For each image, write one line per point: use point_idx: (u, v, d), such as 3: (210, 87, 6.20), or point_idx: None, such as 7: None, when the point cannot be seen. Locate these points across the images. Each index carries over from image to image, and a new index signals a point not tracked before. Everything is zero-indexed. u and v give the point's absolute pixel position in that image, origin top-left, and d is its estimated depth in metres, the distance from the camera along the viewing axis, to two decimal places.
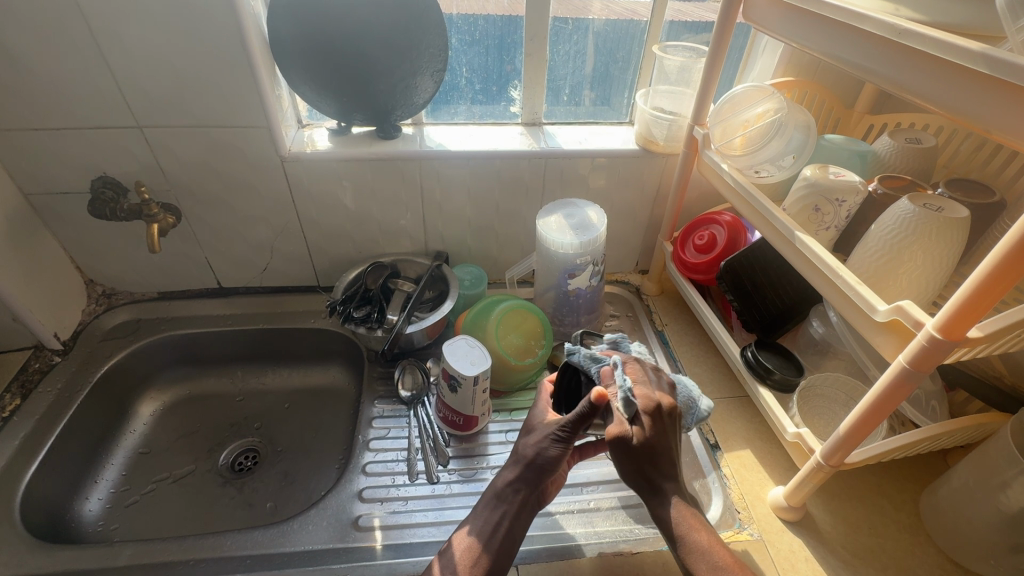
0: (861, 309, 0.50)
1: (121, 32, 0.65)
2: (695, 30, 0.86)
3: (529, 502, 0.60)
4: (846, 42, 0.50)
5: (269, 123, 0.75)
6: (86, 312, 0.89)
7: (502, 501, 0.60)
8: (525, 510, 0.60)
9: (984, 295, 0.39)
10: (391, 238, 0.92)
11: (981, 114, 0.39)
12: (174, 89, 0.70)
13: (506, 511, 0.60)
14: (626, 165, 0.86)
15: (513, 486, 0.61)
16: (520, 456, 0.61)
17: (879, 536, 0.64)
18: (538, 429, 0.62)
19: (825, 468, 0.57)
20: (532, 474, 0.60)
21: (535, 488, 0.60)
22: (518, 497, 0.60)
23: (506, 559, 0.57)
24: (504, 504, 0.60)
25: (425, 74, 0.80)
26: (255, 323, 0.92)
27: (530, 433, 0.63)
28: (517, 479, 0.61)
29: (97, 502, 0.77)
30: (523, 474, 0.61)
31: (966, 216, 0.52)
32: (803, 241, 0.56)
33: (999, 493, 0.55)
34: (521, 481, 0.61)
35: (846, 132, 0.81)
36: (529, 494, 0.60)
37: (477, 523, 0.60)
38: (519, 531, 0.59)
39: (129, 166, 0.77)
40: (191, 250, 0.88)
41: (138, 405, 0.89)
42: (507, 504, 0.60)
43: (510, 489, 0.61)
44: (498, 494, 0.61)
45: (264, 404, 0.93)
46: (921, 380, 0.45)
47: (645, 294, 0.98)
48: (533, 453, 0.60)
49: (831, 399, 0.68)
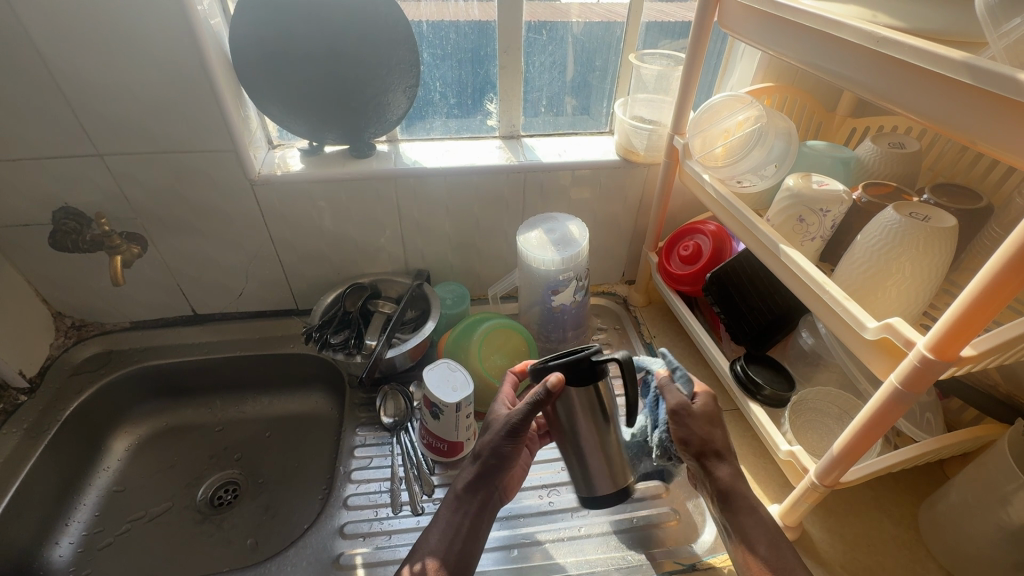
0: (850, 326, 0.48)
1: (74, 58, 0.62)
2: (673, 36, 0.85)
3: (489, 502, 0.59)
4: (823, 50, 0.48)
5: (235, 145, 0.72)
6: (55, 346, 0.86)
7: (463, 503, 0.58)
8: (486, 509, 0.58)
9: (975, 315, 0.37)
10: (369, 258, 0.89)
11: (964, 125, 0.37)
12: (135, 115, 0.68)
13: (466, 514, 0.57)
14: (607, 177, 0.84)
15: (472, 486, 0.58)
16: (477, 455, 0.59)
17: (878, 554, 0.62)
18: (493, 425, 0.60)
19: (819, 488, 0.55)
20: (489, 473, 0.58)
21: (492, 488, 0.58)
22: (477, 498, 0.58)
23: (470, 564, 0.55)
24: (464, 506, 0.57)
25: (397, 90, 0.77)
26: (232, 350, 0.89)
27: (486, 429, 0.60)
28: (476, 479, 0.58)
29: (68, 546, 0.74)
30: (482, 472, 0.58)
31: (953, 225, 0.51)
32: (788, 254, 0.54)
33: (999, 509, 0.53)
34: (481, 480, 0.58)
35: (829, 136, 0.80)
36: (487, 493, 0.58)
37: (437, 530, 0.56)
38: (480, 532, 0.57)
39: (92, 195, 0.74)
40: (163, 277, 0.85)
41: (112, 440, 0.85)
42: (467, 505, 0.57)
43: (468, 490, 0.58)
44: (459, 496, 0.58)
45: (244, 434, 0.89)
46: (914, 400, 0.43)
47: (633, 305, 0.96)
48: (487, 452, 0.58)
49: (824, 413, 0.66)
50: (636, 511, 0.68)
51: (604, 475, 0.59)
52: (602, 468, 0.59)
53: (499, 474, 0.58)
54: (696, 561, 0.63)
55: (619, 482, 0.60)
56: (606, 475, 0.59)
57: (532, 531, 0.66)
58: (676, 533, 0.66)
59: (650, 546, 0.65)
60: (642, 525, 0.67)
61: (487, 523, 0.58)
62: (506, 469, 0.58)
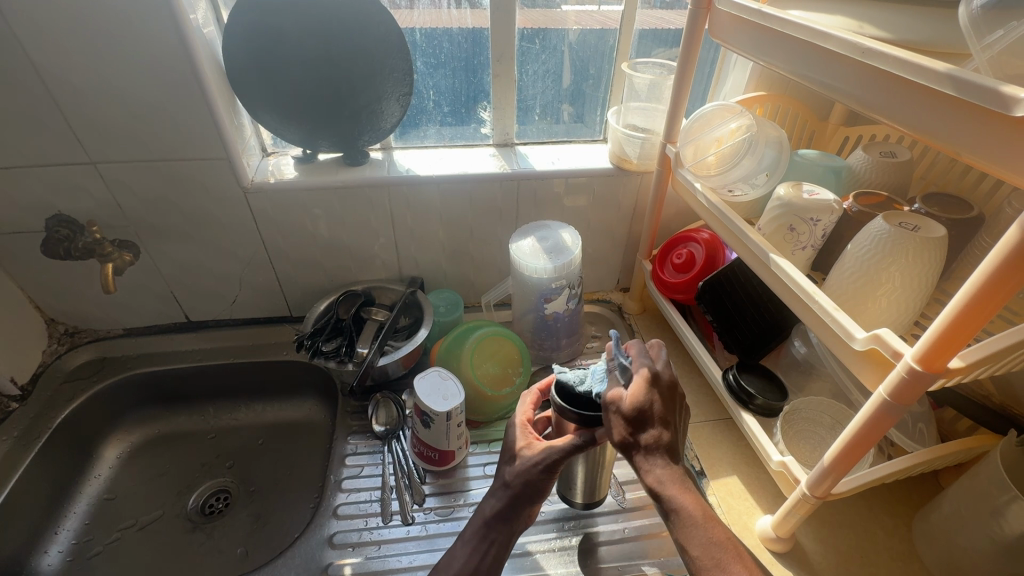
0: (839, 336, 0.48)
1: (67, 67, 0.63)
2: (666, 44, 0.85)
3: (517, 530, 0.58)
4: (811, 61, 0.49)
5: (228, 154, 0.73)
6: (48, 353, 0.86)
7: (490, 533, 0.57)
8: (515, 535, 0.58)
9: (960, 329, 0.37)
10: (363, 265, 0.89)
11: (948, 136, 0.37)
12: (128, 123, 0.68)
13: (495, 541, 0.56)
14: (600, 184, 0.84)
15: (501, 517, 0.57)
16: (506, 487, 0.57)
17: (872, 566, 0.61)
18: (522, 456, 0.57)
19: (811, 499, 0.55)
20: (521, 503, 0.56)
21: (522, 515, 0.57)
22: (504, 528, 0.57)
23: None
24: (492, 534, 0.57)
25: (391, 98, 0.78)
26: (225, 357, 0.89)
27: (513, 458, 0.58)
28: (505, 509, 0.57)
29: (56, 555, 0.73)
30: (512, 502, 0.56)
31: (943, 235, 0.50)
32: (778, 264, 0.54)
33: (993, 521, 0.53)
34: (511, 508, 0.57)
35: (822, 145, 0.80)
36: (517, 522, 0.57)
37: (463, 558, 0.56)
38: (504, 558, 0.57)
39: (85, 203, 0.74)
40: (156, 284, 0.85)
41: (103, 448, 0.85)
42: (493, 535, 0.57)
43: (497, 519, 0.57)
44: (487, 524, 0.57)
45: (237, 441, 0.89)
46: (903, 412, 0.43)
47: (627, 313, 0.96)
48: (519, 486, 0.56)
49: (817, 422, 0.66)
50: (628, 522, 0.68)
51: (585, 487, 0.65)
52: (583, 483, 0.64)
53: (530, 505, 0.57)
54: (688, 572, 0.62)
55: (592, 496, 0.66)
56: (587, 489, 0.64)
57: (523, 542, 0.65)
58: (667, 544, 0.65)
59: (641, 557, 0.64)
60: (634, 535, 0.66)
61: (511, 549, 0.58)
62: (539, 499, 0.57)
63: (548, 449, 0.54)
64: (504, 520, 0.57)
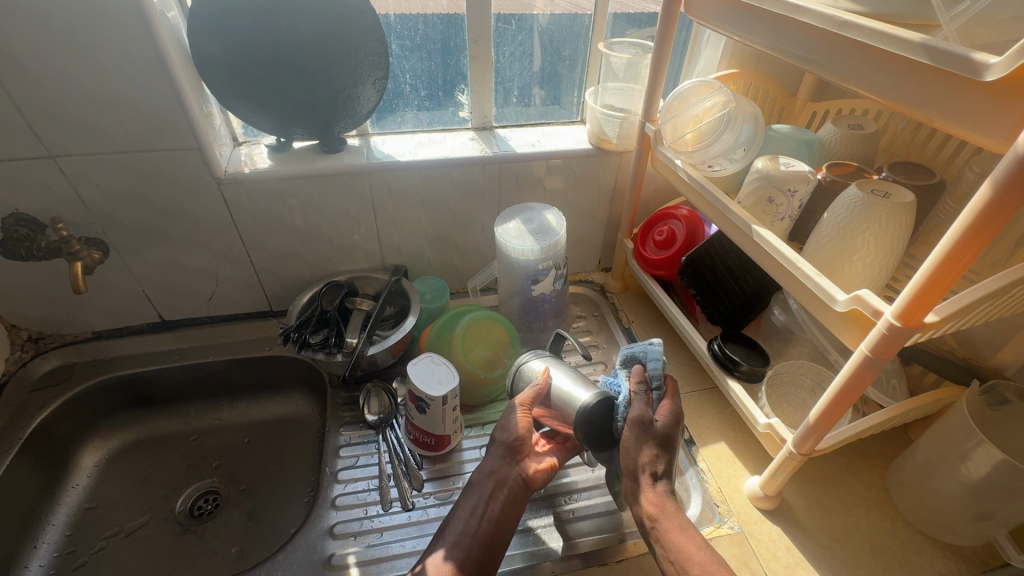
0: (821, 299, 0.50)
1: (18, 54, 0.59)
2: (639, 24, 0.86)
3: (512, 482, 0.61)
4: (787, 35, 0.50)
5: (199, 144, 0.70)
6: (11, 361, 0.81)
7: (479, 486, 0.61)
8: (503, 491, 0.61)
9: (935, 286, 0.39)
10: (344, 255, 0.88)
11: (920, 105, 0.39)
12: (88, 112, 0.64)
13: (481, 497, 0.60)
14: (581, 165, 0.85)
15: (488, 472, 0.62)
16: (493, 441, 0.64)
17: (853, 516, 0.65)
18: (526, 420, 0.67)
19: (797, 456, 0.58)
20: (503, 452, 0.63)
21: (510, 468, 0.62)
22: (493, 480, 0.61)
23: (496, 541, 0.58)
24: (479, 492, 0.61)
25: (366, 82, 0.76)
26: (205, 355, 0.86)
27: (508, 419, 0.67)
28: (490, 464, 0.63)
29: (38, 569, 0.70)
30: (494, 453, 0.64)
31: (911, 200, 0.53)
32: (760, 234, 0.56)
33: (961, 465, 0.57)
34: (494, 460, 0.63)
35: (791, 120, 0.83)
36: (505, 474, 0.62)
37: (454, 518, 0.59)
38: (505, 511, 0.60)
39: (46, 200, 0.70)
40: (126, 283, 0.82)
41: (79, 456, 0.81)
42: (483, 488, 0.61)
43: (484, 474, 0.62)
44: (473, 483, 0.62)
45: (222, 441, 0.87)
46: (883, 367, 0.46)
47: (610, 292, 0.97)
48: (496, 432, 0.65)
49: (798, 385, 0.69)
50: None
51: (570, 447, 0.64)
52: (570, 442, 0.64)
53: (509, 454, 0.63)
54: None
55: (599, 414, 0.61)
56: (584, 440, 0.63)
57: (523, 518, 0.67)
58: None
59: None
60: None
61: (512, 501, 0.60)
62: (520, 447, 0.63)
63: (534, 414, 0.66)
64: (488, 475, 0.62)
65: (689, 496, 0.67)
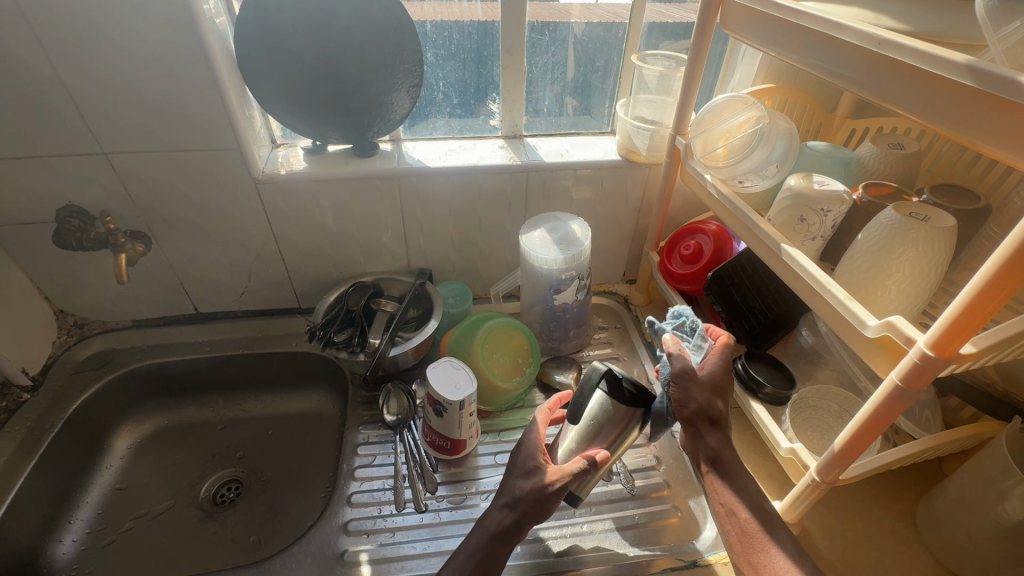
0: (851, 324, 0.49)
1: (80, 58, 0.63)
2: (674, 37, 0.85)
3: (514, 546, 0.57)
4: (823, 52, 0.49)
5: (239, 145, 0.73)
6: (57, 344, 0.86)
7: (491, 551, 0.56)
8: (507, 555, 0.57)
9: (971, 316, 0.38)
10: (372, 257, 0.89)
11: (965, 129, 0.38)
12: (139, 113, 0.68)
13: (491, 560, 0.56)
14: (609, 177, 0.85)
15: (504, 533, 0.57)
16: (516, 500, 0.57)
17: (877, 550, 0.63)
18: (535, 471, 0.59)
19: (820, 485, 0.56)
20: (528, 519, 0.57)
21: (520, 534, 0.57)
22: (505, 544, 0.57)
23: None
24: (493, 552, 0.56)
25: (401, 89, 0.78)
26: (236, 348, 0.89)
27: (526, 473, 0.59)
28: (512, 526, 0.57)
29: (71, 544, 0.74)
30: (516, 516, 0.57)
31: (952, 225, 0.51)
32: (790, 253, 0.55)
33: (997, 505, 0.54)
34: (513, 527, 0.57)
35: (829, 137, 0.81)
36: (515, 540, 0.57)
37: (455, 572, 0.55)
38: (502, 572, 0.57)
39: (97, 194, 0.74)
40: (166, 275, 0.86)
41: (114, 439, 0.85)
42: (494, 550, 0.56)
43: (500, 535, 0.56)
44: (491, 539, 0.56)
45: (247, 432, 0.90)
46: (915, 398, 0.44)
47: (634, 304, 0.96)
48: (526, 495, 0.57)
49: (824, 411, 0.67)
50: (638, 508, 0.69)
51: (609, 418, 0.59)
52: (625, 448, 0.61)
53: (533, 523, 0.57)
54: (698, 557, 0.64)
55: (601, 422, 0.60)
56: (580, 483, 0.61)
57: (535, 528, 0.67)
58: (678, 532, 0.67)
59: (651, 543, 0.65)
60: (644, 522, 0.68)
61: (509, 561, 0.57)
62: (544, 517, 0.57)
63: (566, 472, 0.57)
64: (501, 536, 0.56)
65: (705, 518, 0.68)
